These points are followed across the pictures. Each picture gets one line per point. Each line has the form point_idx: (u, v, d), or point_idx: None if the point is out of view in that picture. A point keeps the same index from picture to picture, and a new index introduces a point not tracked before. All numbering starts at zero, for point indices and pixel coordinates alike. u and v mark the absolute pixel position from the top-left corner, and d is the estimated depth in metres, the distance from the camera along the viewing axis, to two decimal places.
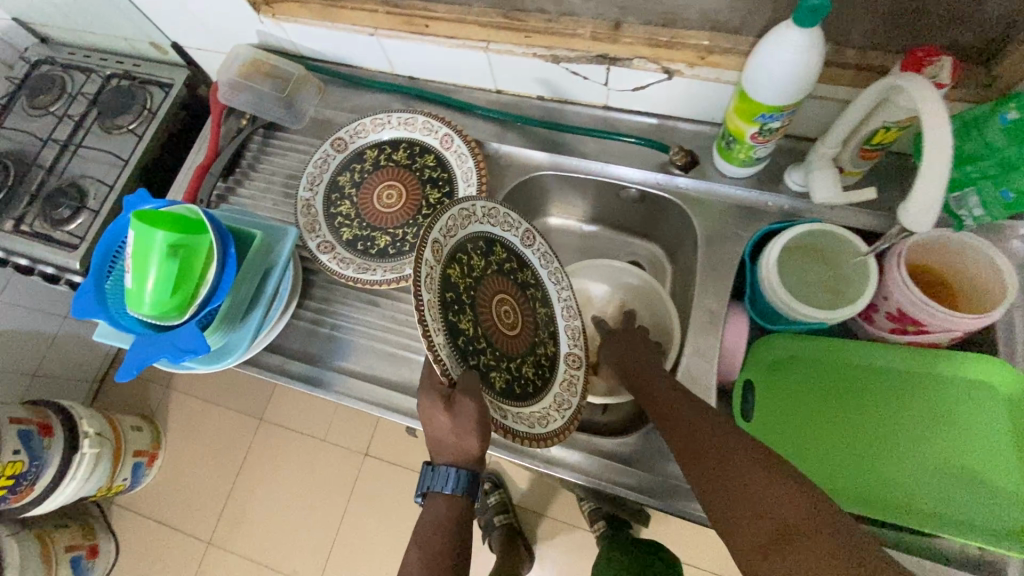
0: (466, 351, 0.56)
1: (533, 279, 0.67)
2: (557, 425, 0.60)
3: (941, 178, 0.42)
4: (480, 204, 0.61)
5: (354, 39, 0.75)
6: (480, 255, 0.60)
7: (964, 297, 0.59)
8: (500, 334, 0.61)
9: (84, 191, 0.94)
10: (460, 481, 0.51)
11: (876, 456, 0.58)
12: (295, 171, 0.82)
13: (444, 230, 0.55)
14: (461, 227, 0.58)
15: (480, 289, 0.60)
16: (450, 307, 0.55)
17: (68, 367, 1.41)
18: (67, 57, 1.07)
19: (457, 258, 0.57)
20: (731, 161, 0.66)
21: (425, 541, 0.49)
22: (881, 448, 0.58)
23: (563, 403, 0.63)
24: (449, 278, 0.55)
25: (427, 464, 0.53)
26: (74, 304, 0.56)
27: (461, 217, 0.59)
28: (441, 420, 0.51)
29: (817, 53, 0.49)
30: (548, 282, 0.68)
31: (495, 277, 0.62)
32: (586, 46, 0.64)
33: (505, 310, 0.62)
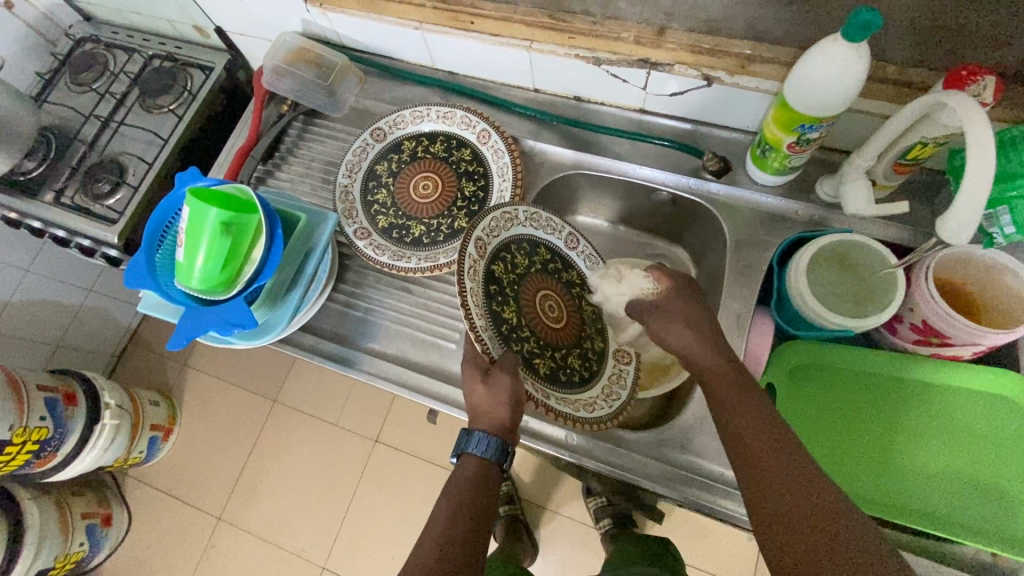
0: (511, 338, 0.63)
1: (578, 279, 0.73)
2: (604, 411, 0.66)
3: (980, 195, 0.44)
4: (524, 209, 0.68)
5: (398, 32, 0.77)
6: (525, 254, 0.68)
7: (990, 314, 0.60)
8: (547, 326, 0.68)
9: (123, 167, 0.97)
10: (491, 446, 0.57)
11: (889, 463, 0.59)
12: (333, 158, 0.84)
13: (487, 230, 0.63)
14: (505, 228, 0.66)
15: (525, 285, 0.67)
16: (494, 298, 0.62)
17: (90, 339, 1.44)
18: (110, 36, 1.09)
19: (502, 256, 0.65)
20: (764, 168, 0.68)
21: (452, 496, 0.55)
22: (897, 455, 0.59)
23: (611, 393, 0.68)
24: (493, 273, 0.63)
25: (464, 429, 0.59)
26: (129, 276, 0.58)
27: (503, 220, 0.66)
28: (478, 389, 0.57)
29: (862, 67, 0.50)
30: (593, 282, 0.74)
31: (539, 275, 0.69)
32: (629, 50, 0.65)
33: (549, 304, 0.69)
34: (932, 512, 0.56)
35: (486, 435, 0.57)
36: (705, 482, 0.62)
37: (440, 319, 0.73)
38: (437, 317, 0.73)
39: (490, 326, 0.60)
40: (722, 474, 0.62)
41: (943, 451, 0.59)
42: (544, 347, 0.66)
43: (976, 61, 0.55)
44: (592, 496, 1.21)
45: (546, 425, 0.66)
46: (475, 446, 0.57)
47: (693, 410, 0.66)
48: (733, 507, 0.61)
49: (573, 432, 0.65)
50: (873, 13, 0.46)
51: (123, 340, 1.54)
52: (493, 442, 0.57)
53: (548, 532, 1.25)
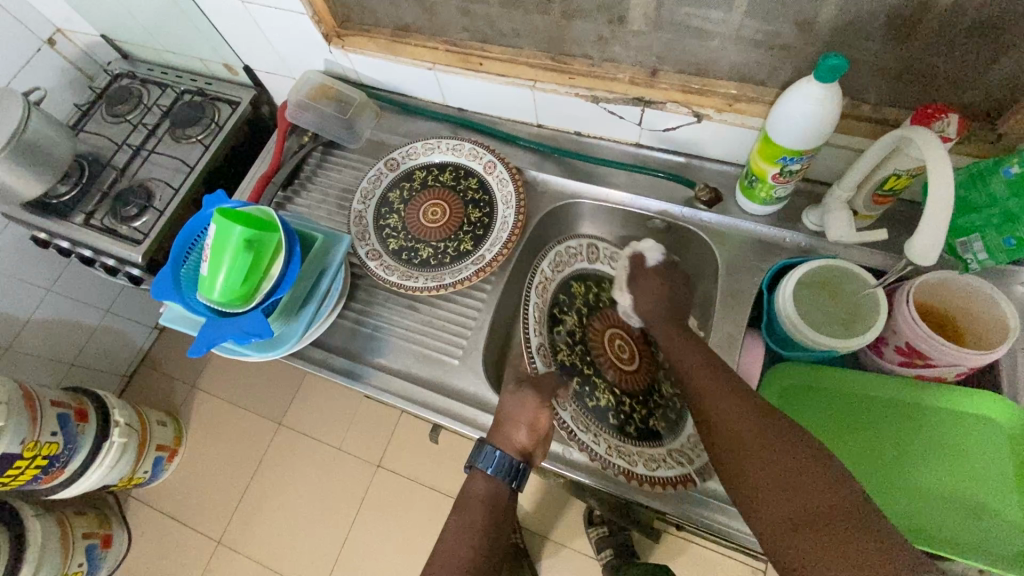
0: (581, 388, 0.73)
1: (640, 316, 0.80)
2: (621, 462, 0.66)
3: (944, 219, 0.49)
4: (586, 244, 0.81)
5: (413, 72, 0.83)
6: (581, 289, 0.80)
7: (972, 337, 0.63)
8: (620, 370, 0.77)
9: (151, 192, 1.03)
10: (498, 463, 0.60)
11: (857, 473, 0.61)
12: (349, 186, 0.89)
13: (552, 264, 0.77)
14: (568, 264, 0.79)
15: (591, 334, 0.79)
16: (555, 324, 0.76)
17: (102, 359, 1.47)
18: (145, 73, 1.17)
19: (579, 280, 0.81)
20: (752, 199, 0.72)
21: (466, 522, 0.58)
22: (863, 465, 0.61)
23: (678, 457, 0.69)
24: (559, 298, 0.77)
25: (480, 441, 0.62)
26: (155, 288, 0.63)
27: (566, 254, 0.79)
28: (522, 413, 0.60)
29: (836, 105, 0.55)
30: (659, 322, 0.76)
31: (605, 319, 0.80)
32: (624, 89, 0.72)
33: (620, 347, 0.79)
34: (897, 516, 0.58)
35: (499, 452, 0.60)
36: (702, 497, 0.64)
37: (444, 337, 0.76)
38: (442, 335, 0.77)
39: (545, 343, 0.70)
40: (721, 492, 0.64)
41: (900, 455, 0.61)
42: (602, 385, 0.75)
43: (942, 99, 0.60)
44: (593, 526, 1.20)
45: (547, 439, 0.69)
46: (486, 461, 0.60)
47: None
48: (728, 523, 0.62)
49: (571, 447, 0.68)
50: (839, 58, 0.51)
51: (135, 360, 1.57)
52: (507, 459, 0.60)
53: (550, 564, 1.23)
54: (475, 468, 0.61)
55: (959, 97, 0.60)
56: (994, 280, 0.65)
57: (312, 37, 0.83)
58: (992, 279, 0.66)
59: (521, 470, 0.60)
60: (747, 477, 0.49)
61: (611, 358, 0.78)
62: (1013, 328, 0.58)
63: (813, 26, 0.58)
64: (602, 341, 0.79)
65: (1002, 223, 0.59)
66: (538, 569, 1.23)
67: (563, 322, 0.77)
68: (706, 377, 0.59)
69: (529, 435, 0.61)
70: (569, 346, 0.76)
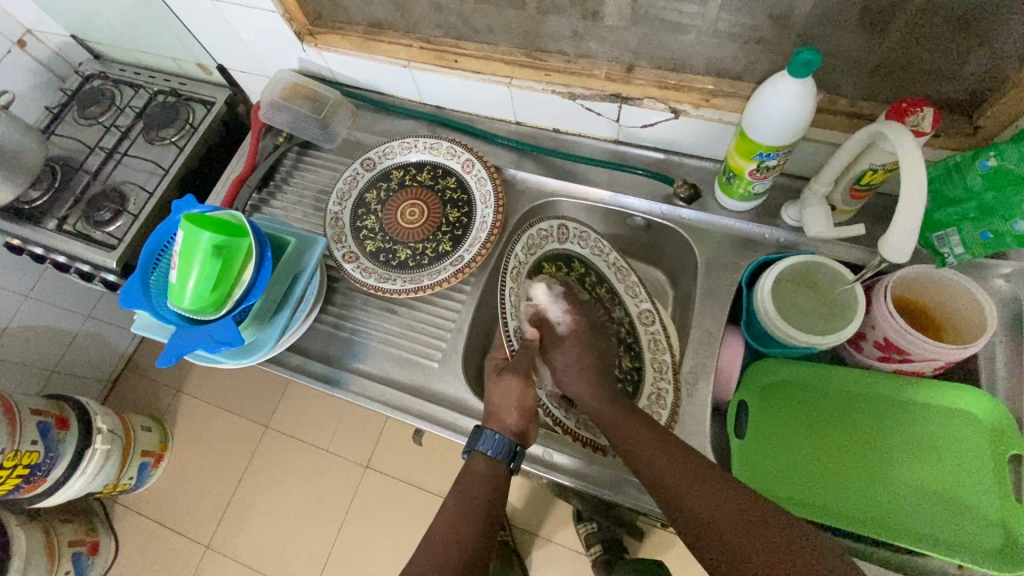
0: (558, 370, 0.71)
1: (609, 291, 0.76)
2: (587, 435, 0.67)
3: (919, 212, 0.48)
4: (573, 225, 0.76)
5: (388, 69, 0.82)
6: (559, 267, 0.74)
7: (951, 331, 0.63)
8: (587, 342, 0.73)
9: (125, 196, 1.01)
10: (500, 448, 0.59)
11: (840, 470, 0.61)
12: (325, 187, 0.88)
13: (525, 248, 0.70)
14: (540, 246, 0.72)
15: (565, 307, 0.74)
16: (533, 298, 0.71)
17: (84, 364, 1.45)
18: (117, 73, 1.15)
19: (554, 259, 0.74)
20: (731, 195, 0.72)
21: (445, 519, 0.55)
22: (846, 461, 0.61)
23: None
24: (539, 271, 0.72)
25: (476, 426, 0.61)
26: (123, 296, 0.62)
27: (558, 233, 0.74)
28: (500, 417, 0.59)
29: (810, 100, 0.55)
30: (625, 295, 0.77)
31: (574, 291, 0.74)
32: (601, 85, 0.71)
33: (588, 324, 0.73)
34: (880, 511, 0.58)
35: (497, 434, 0.59)
36: None
37: (424, 339, 0.76)
38: (421, 337, 0.76)
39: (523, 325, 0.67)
40: None
41: (880, 452, 0.61)
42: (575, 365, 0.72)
43: (919, 92, 0.60)
44: (582, 522, 1.20)
45: (527, 441, 0.68)
46: (484, 445, 0.59)
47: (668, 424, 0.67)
48: None
49: (552, 448, 0.68)
50: (812, 52, 0.50)
51: (118, 365, 1.55)
52: (507, 443, 0.59)
53: (539, 560, 1.23)
54: (474, 451, 0.60)
55: (935, 90, 0.59)
56: (973, 272, 0.65)
57: (283, 35, 0.81)
58: (970, 272, 0.66)
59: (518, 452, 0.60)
60: (688, 507, 0.49)
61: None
62: (990, 321, 0.58)
63: (788, 19, 0.58)
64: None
65: (978, 217, 0.59)
66: (528, 566, 1.23)
67: (536, 304, 0.70)
68: (636, 434, 0.58)
69: (522, 418, 0.61)
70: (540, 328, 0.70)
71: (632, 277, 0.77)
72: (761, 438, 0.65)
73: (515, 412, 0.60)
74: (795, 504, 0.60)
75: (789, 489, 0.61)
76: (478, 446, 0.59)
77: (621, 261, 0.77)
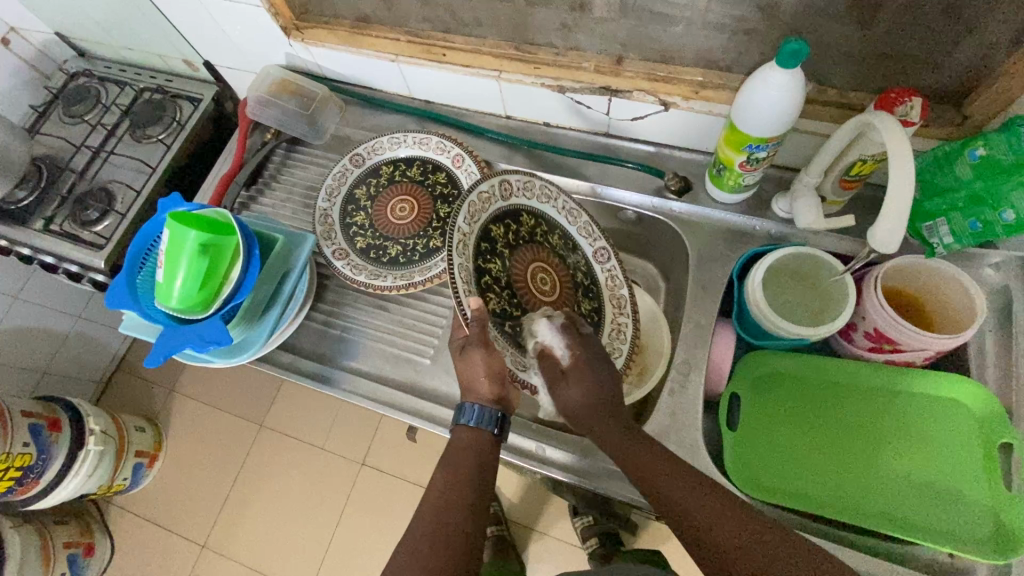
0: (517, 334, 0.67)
1: (560, 237, 0.73)
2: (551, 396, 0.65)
3: (908, 198, 0.48)
4: (516, 177, 0.68)
5: (376, 64, 0.81)
6: (505, 228, 0.67)
7: (941, 321, 0.63)
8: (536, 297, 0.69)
9: (112, 195, 1.00)
10: (483, 416, 0.58)
11: (828, 460, 0.61)
12: (314, 183, 0.87)
13: (467, 217, 0.62)
14: (484, 211, 0.64)
15: (516, 264, 0.68)
16: (483, 255, 0.64)
17: (75, 366, 1.44)
18: (102, 70, 1.13)
19: (503, 221, 0.67)
20: (721, 187, 0.71)
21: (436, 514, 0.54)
22: (833, 451, 0.62)
23: None
24: (489, 233, 0.65)
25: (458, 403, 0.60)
26: (110, 296, 0.61)
27: (501, 189, 0.67)
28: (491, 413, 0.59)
29: (799, 91, 0.54)
30: (578, 238, 0.74)
31: (530, 247, 0.70)
32: (590, 78, 0.70)
33: (541, 278, 0.70)
34: (870, 498, 0.59)
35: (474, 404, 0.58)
36: None
37: (415, 336, 0.75)
38: (413, 334, 0.75)
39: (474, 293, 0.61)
40: None
41: (871, 442, 0.61)
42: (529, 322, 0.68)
43: (908, 82, 0.60)
44: (578, 516, 1.21)
45: (520, 436, 0.68)
46: (467, 417, 0.58)
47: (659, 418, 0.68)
48: None
49: (545, 444, 0.67)
50: (799, 42, 0.50)
51: (111, 366, 1.54)
52: (487, 411, 0.58)
53: (536, 554, 1.24)
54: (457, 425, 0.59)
55: (925, 79, 0.59)
56: (963, 262, 0.66)
57: (269, 30, 0.80)
58: (960, 262, 0.66)
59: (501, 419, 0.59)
60: (687, 516, 0.49)
61: (532, 292, 0.69)
62: (980, 309, 0.58)
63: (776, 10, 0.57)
64: (525, 273, 0.69)
65: (967, 207, 0.59)
66: (525, 561, 1.23)
67: (489, 268, 0.65)
68: (625, 441, 0.55)
69: (493, 384, 0.58)
70: (496, 292, 0.65)
71: (583, 218, 0.74)
72: (754, 430, 0.65)
73: (484, 380, 0.58)
74: (787, 498, 0.60)
75: (781, 481, 0.61)
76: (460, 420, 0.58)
77: (572, 206, 0.73)
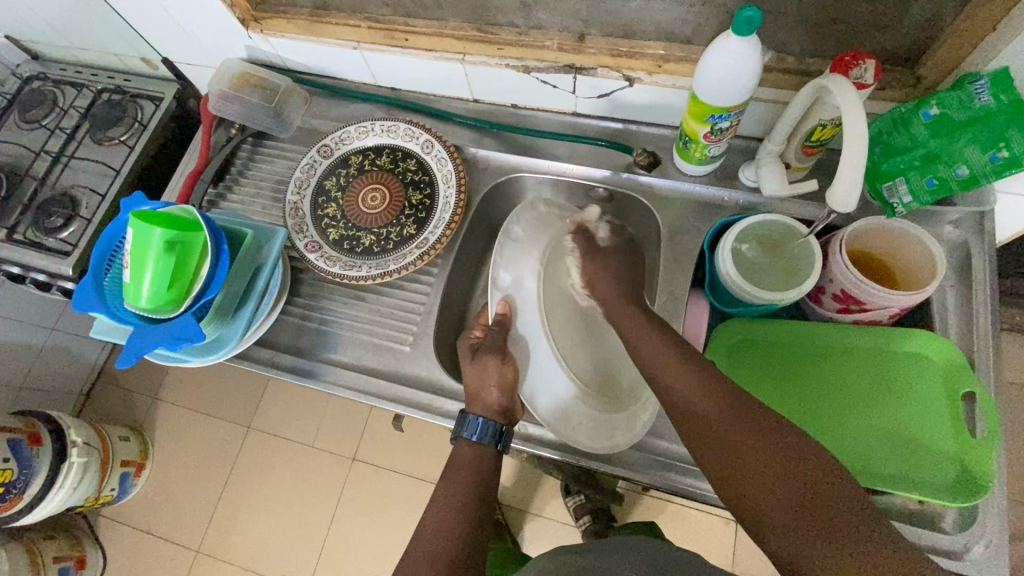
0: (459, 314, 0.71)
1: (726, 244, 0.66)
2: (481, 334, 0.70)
3: (860, 162, 0.49)
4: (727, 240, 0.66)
5: (338, 52, 0.80)
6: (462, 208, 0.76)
7: (903, 278, 0.65)
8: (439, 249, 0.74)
9: (76, 201, 0.98)
10: (487, 430, 0.60)
11: (799, 416, 0.63)
12: (283, 177, 0.86)
13: (446, 183, 0.79)
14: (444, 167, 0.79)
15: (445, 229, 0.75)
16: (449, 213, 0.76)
17: (53, 380, 1.42)
18: (58, 73, 1.09)
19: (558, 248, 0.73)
20: (688, 160, 0.72)
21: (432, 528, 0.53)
22: (806, 407, 0.64)
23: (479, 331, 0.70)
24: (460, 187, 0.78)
25: (460, 413, 0.62)
26: (76, 296, 0.60)
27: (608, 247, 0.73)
28: None
29: (759, 57, 0.55)
30: (727, 264, 0.65)
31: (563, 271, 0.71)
32: (554, 57, 0.70)
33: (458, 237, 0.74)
34: (835, 452, 0.61)
35: (485, 419, 0.60)
36: (655, 458, 0.65)
37: (393, 325, 0.75)
38: (391, 323, 0.75)
39: (428, 246, 0.74)
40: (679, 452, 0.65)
41: (844, 403, 0.63)
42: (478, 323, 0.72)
43: (863, 45, 0.61)
44: (571, 495, 1.22)
45: None
46: (470, 430, 0.60)
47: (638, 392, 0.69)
48: (685, 481, 0.64)
49: (528, 421, 0.68)
50: (754, 9, 0.50)
51: (90, 377, 1.52)
52: (489, 425, 0.60)
53: (531, 535, 1.26)
54: (460, 438, 0.60)
55: (879, 42, 0.60)
56: (924, 221, 0.67)
57: (227, 22, 0.78)
58: (923, 221, 0.68)
59: (504, 432, 0.61)
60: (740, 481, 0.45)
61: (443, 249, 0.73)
62: (940, 266, 0.60)
63: None
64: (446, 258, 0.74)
65: (924, 165, 0.60)
66: (520, 542, 1.25)
67: (447, 234, 0.74)
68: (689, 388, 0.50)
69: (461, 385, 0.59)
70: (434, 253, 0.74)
71: (737, 281, 0.64)
72: None
73: (495, 389, 0.63)
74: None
75: None
76: (463, 433, 0.60)
77: (737, 282, 0.64)
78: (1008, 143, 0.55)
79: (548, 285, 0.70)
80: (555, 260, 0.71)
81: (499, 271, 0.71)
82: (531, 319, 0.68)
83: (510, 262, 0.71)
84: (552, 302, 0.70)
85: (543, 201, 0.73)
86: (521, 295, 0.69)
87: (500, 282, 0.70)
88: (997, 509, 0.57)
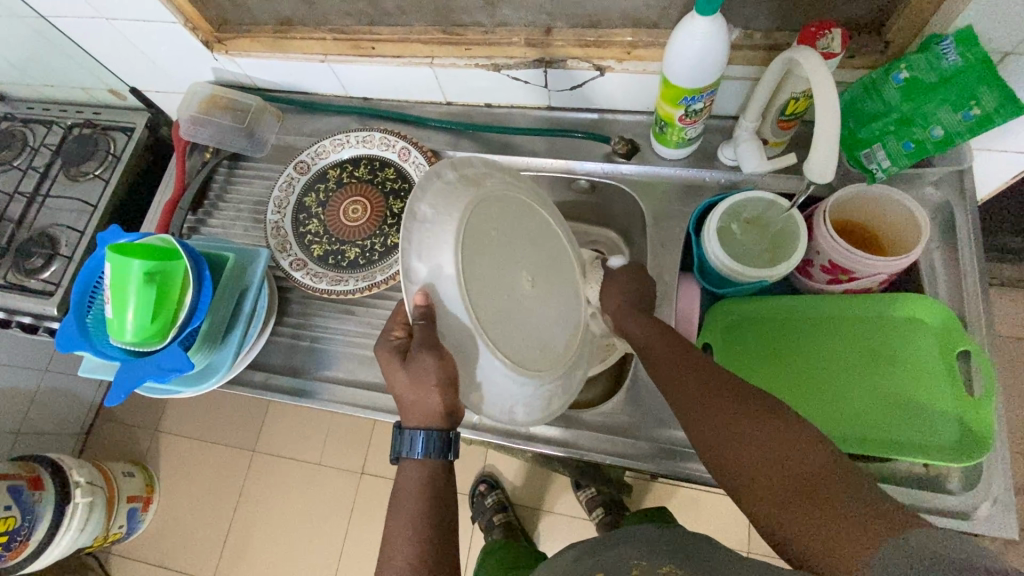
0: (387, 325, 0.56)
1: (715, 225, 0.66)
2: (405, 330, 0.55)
3: (833, 132, 0.49)
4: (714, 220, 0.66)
5: (307, 67, 0.79)
6: None
7: (891, 244, 0.65)
8: None
9: (55, 239, 0.96)
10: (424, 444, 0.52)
11: (790, 388, 0.64)
12: (262, 197, 0.86)
13: None
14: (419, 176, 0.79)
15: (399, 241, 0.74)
16: None
17: (51, 422, 1.40)
18: (25, 112, 1.07)
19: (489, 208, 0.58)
20: (666, 144, 0.72)
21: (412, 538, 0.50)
22: (797, 380, 0.64)
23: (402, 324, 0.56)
24: None
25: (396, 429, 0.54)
26: (59, 339, 0.59)
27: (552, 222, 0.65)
28: None
29: (724, 35, 0.54)
30: (714, 248, 0.65)
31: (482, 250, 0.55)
32: (522, 53, 0.69)
33: None
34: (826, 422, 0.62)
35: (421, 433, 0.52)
36: (659, 445, 0.65)
37: None
38: None
39: None
40: (682, 438, 0.65)
41: (834, 372, 0.63)
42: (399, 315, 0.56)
43: (830, 14, 0.61)
44: (581, 489, 1.22)
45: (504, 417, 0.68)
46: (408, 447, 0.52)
47: (636, 382, 0.69)
48: (689, 465, 0.64)
49: None
50: None
51: (89, 416, 1.50)
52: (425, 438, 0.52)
53: (545, 532, 1.25)
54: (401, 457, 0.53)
55: (845, 10, 0.60)
56: (906, 186, 0.67)
57: (190, 45, 0.77)
58: (904, 186, 0.68)
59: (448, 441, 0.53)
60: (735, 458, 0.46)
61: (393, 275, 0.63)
62: (924, 229, 0.59)
63: None
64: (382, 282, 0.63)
65: (899, 129, 0.60)
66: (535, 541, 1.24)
67: None
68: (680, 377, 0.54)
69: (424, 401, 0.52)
70: None
71: (726, 264, 0.64)
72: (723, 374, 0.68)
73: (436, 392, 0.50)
74: None
75: None
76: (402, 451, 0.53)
77: (727, 263, 0.64)
78: (978, 99, 0.56)
79: (475, 263, 0.54)
80: (479, 234, 0.55)
81: (412, 260, 0.51)
82: (459, 308, 0.52)
83: (425, 251, 0.52)
84: (484, 280, 0.54)
85: (449, 167, 0.56)
86: (444, 284, 0.51)
87: (417, 270, 0.51)
88: (999, 465, 0.58)
